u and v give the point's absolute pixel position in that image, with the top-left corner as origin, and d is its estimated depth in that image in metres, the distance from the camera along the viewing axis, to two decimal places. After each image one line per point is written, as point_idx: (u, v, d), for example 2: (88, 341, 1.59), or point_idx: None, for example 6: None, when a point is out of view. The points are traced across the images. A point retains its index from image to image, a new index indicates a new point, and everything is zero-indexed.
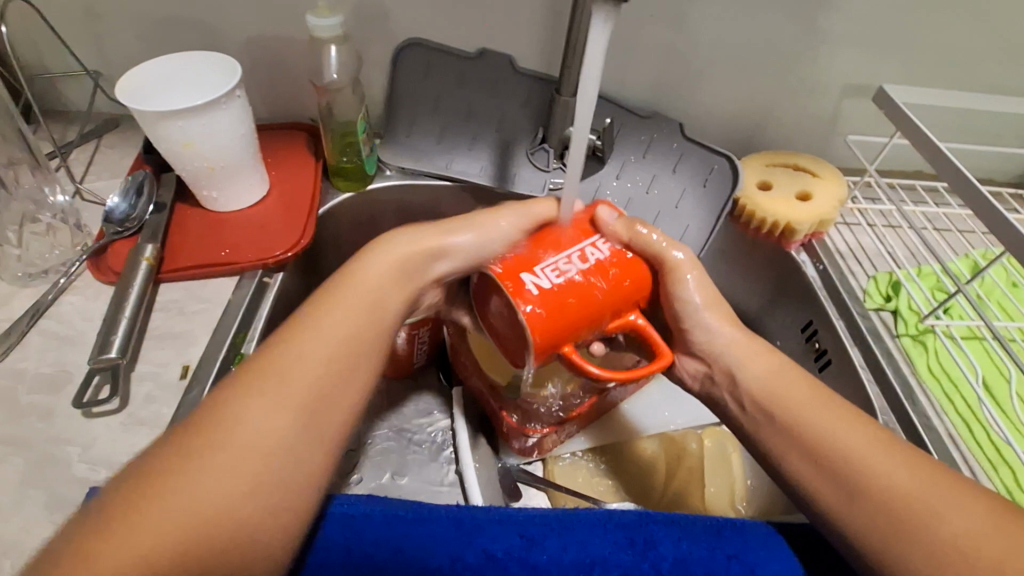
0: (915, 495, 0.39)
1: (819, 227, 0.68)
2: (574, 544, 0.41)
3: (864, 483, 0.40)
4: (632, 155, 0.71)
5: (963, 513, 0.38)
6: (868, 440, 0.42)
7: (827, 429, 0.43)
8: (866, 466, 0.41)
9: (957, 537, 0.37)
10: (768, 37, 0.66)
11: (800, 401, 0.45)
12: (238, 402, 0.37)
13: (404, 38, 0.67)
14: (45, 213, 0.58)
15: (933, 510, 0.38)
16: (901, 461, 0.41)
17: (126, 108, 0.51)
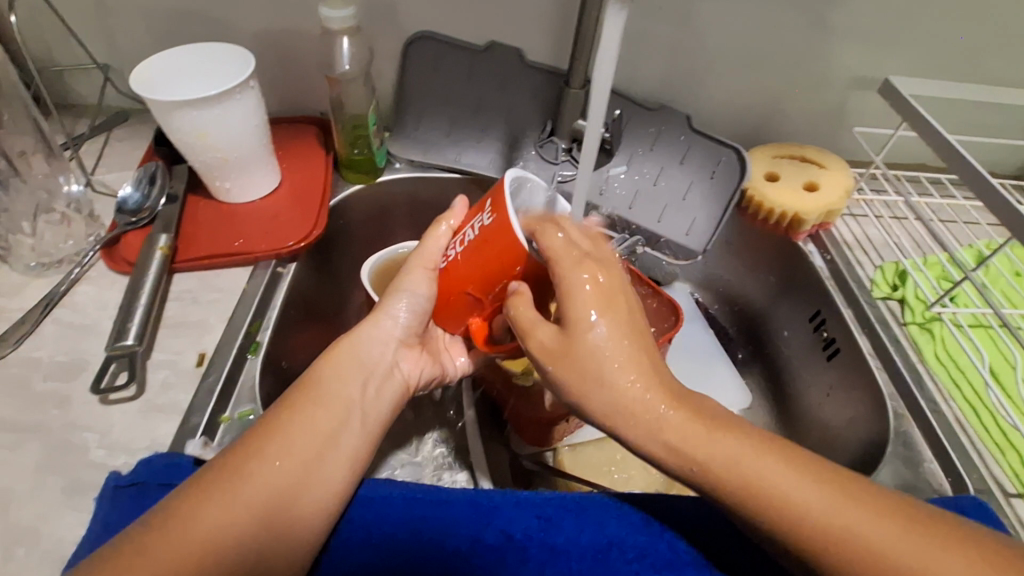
0: (832, 519, 0.33)
1: (826, 217, 0.68)
2: (591, 526, 0.41)
3: (772, 509, 0.34)
4: (640, 148, 0.71)
5: (880, 530, 0.33)
6: (835, 505, 0.34)
7: (724, 456, 0.36)
8: (768, 490, 0.34)
9: (872, 552, 0.32)
10: (776, 30, 0.67)
11: (752, 474, 0.35)
12: (216, 505, 0.34)
13: (414, 32, 0.68)
14: (59, 203, 0.58)
15: (851, 529, 0.33)
16: (816, 478, 0.35)
17: (141, 98, 0.51)
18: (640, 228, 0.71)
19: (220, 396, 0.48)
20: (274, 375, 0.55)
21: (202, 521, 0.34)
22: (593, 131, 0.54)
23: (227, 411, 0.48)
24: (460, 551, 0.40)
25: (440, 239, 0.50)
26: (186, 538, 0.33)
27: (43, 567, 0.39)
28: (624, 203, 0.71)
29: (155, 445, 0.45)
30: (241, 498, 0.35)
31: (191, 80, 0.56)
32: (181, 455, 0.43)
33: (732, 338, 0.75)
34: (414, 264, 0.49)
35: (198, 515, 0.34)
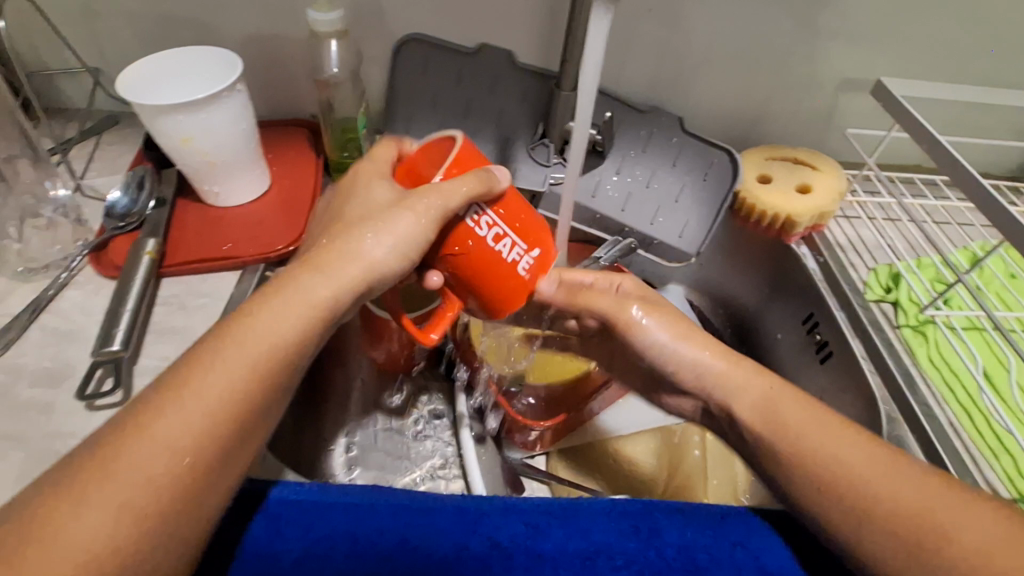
0: (899, 486, 0.38)
1: (820, 220, 0.68)
2: (579, 533, 0.41)
3: (837, 473, 0.39)
4: (631, 150, 0.71)
5: (940, 501, 0.37)
6: (869, 459, 0.40)
7: (796, 426, 0.42)
8: (837, 456, 0.40)
9: (913, 517, 0.37)
10: (766, 32, 0.66)
11: (802, 425, 0.42)
12: (89, 504, 0.30)
13: (403, 34, 0.67)
14: (45, 210, 0.57)
15: (918, 499, 0.38)
16: (883, 452, 0.40)
17: (128, 103, 0.51)
18: (632, 230, 0.71)
19: None
20: None
21: (78, 525, 0.29)
22: (580, 129, 0.56)
23: None
24: (445, 560, 0.39)
25: (471, 184, 0.41)
26: (55, 547, 0.29)
27: None
28: (616, 205, 0.71)
29: None
30: (137, 484, 0.31)
31: (171, 84, 0.55)
32: None
33: (725, 341, 0.76)
34: (420, 206, 0.40)
35: (66, 521, 0.29)
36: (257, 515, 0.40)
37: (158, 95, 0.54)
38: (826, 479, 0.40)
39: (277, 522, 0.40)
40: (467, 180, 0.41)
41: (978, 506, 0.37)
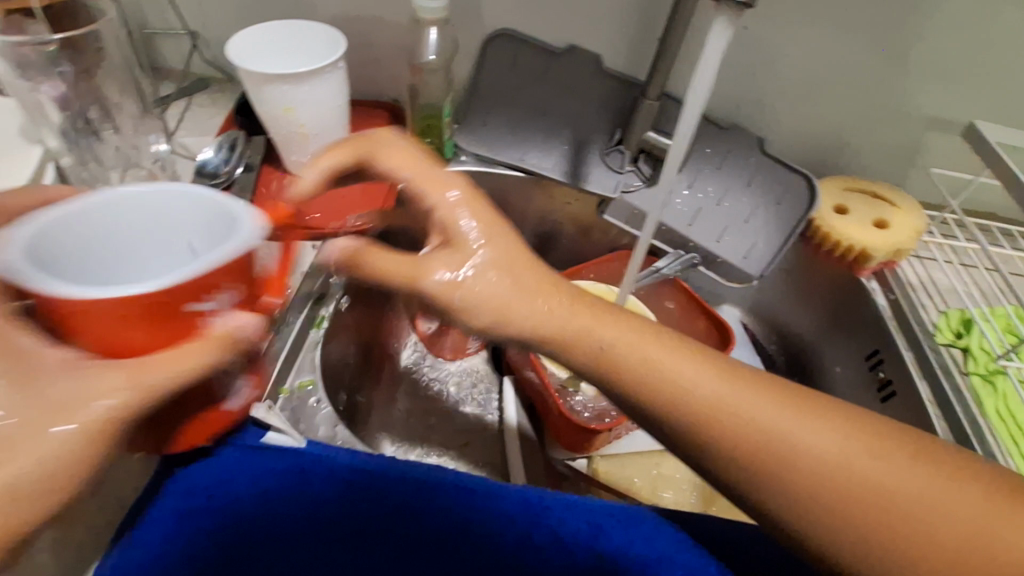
0: (829, 461, 0.35)
1: (894, 256, 0.67)
2: (642, 542, 0.40)
3: (719, 419, 0.36)
4: (707, 165, 0.71)
5: (871, 469, 0.35)
6: (752, 399, 0.36)
7: (698, 382, 0.37)
8: (749, 442, 0.36)
9: (803, 461, 0.35)
10: (861, 62, 0.65)
11: (668, 359, 0.37)
12: None
13: (493, 28, 0.68)
14: (146, 161, 0.59)
15: (845, 468, 0.35)
16: (801, 411, 0.36)
17: (237, 68, 0.53)
18: (697, 246, 0.71)
19: (285, 364, 0.49)
20: (332, 348, 0.55)
21: None
22: (676, 151, 0.55)
23: (288, 382, 0.48)
24: (509, 546, 0.41)
25: (209, 353, 0.33)
26: None
27: None
28: (684, 219, 0.70)
29: None
30: None
31: (280, 52, 0.57)
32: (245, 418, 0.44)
33: (777, 368, 0.76)
34: (90, 407, 0.29)
35: None
36: (327, 476, 0.41)
37: (268, 63, 0.56)
38: (751, 469, 0.36)
39: (351, 485, 0.41)
40: (191, 357, 0.32)
41: (929, 473, 0.35)
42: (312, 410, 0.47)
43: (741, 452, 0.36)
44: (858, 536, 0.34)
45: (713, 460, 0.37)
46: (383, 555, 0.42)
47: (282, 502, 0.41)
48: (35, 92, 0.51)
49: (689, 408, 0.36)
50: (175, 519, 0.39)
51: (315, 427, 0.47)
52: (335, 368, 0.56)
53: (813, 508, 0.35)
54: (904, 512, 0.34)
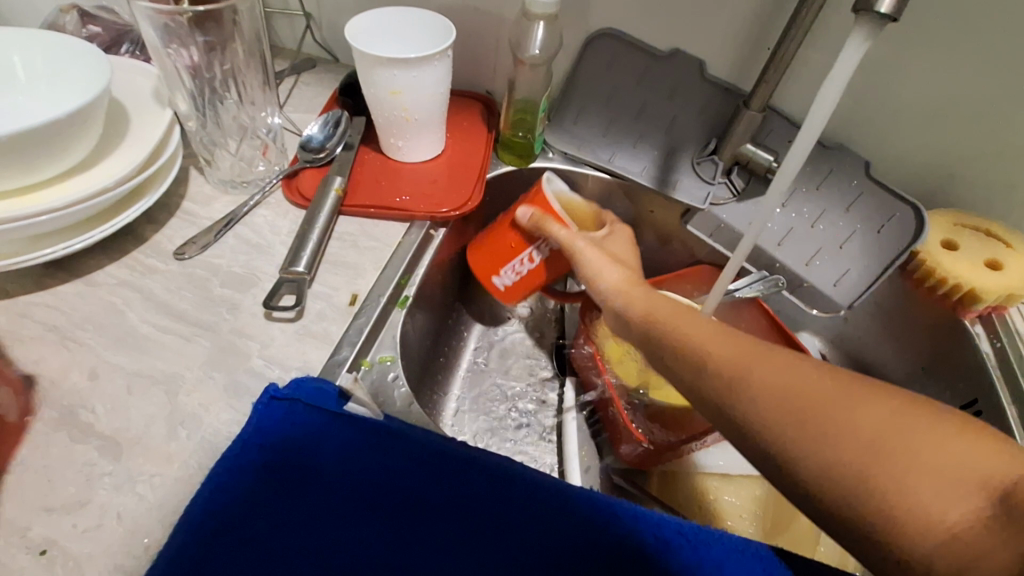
0: (781, 381, 0.38)
1: (1005, 301, 0.62)
2: (711, 565, 0.39)
3: (723, 364, 0.40)
4: (805, 185, 0.68)
5: (820, 384, 0.37)
6: (752, 348, 0.41)
7: (706, 338, 0.42)
8: (713, 354, 0.41)
9: (805, 399, 0.36)
10: (994, 92, 0.60)
11: (673, 318, 0.45)
12: None
13: (597, 27, 0.67)
14: (261, 132, 0.64)
15: (800, 389, 0.37)
16: (760, 343, 0.41)
17: (351, 48, 0.54)
18: (785, 268, 0.68)
19: (367, 338, 0.51)
20: (412, 325, 0.57)
21: None
22: (786, 172, 0.52)
23: (369, 355, 0.50)
24: (567, 547, 0.40)
25: None
26: None
27: (199, 451, 0.43)
28: (774, 238, 0.68)
29: (306, 367, 0.48)
30: None
31: (397, 38, 0.60)
32: (330, 383, 0.46)
33: None
34: None
35: None
36: (405, 448, 0.43)
37: (382, 44, 0.59)
38: (708, 380, 0.40)
39: (428, 462, 0.43)
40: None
41: (883, 397, 0.36)
42: (390, 385, 0.49)
43: (742, 387, 0.39)
44: (807, 443, 0.35)
45: (717, 401, 0.39)
46: (456, 535, 0.40)
47: (359, 471, 0.42)
48: (170, 59, 0.55)
49: (700, 354, 0.42)
50: (255, 470, 0.41)
51: (393, 401, 0.48)
52: (410, 350, 0.58)
53: (759, 415, 0.37)
54: (844, 420, 0.35)
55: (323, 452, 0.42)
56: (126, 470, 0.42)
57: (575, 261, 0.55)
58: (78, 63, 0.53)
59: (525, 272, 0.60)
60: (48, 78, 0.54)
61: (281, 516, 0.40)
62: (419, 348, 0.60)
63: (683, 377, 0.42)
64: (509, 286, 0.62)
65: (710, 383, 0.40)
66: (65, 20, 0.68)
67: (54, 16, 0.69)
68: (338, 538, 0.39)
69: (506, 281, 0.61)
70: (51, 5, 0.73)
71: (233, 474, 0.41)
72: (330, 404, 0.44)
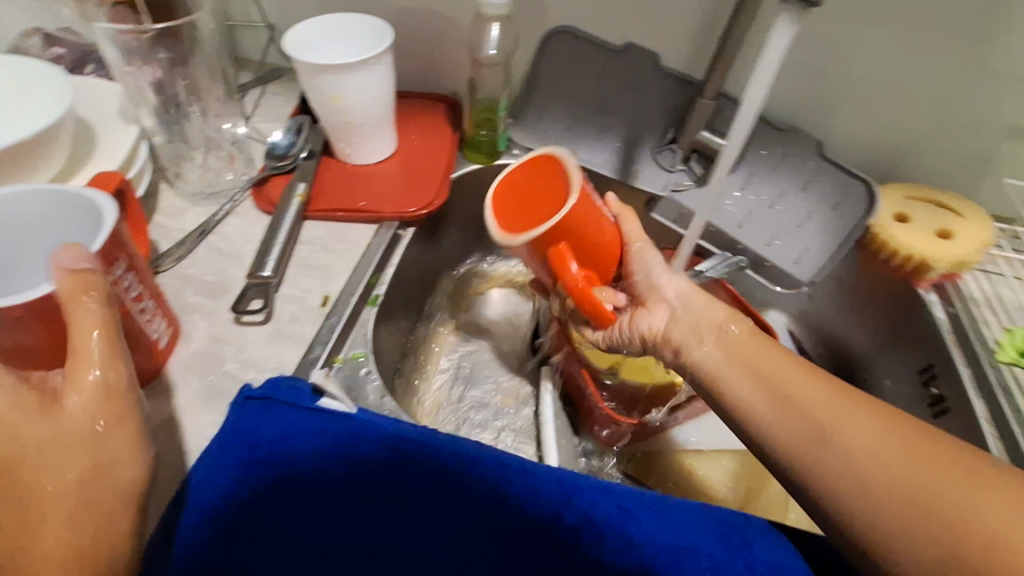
0: (887, 454, 0.41)
1: (956, 268, 0.64)
2: (671, 528, 0.41)
3: (824, 422, 0.43)
4: (762, 168, 0.70)
5: (926, 463, 0.40)
6: (856, 410, 0.43)
7: (803, 394, 0.45)
8: (812, 411, 0.44)
9: (907, 478, 0.39)
10: (932, 68, 0.63)
11: (772, 368, 0.47)
12: None
13: (553, 25, 0.69)
14: (226, 144, 0.66)
15: (908, 467, 0.40)
16: (853, 403, 0.44)
17: (291, 61, 0.56)
18: (746, 249, 0.70)
19: (339, 336, 0.52)
20: (384, 325, 0.58)
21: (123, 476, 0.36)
22: (731, 150, 0.54)
23: (342, 352, 0.52)
24: (539, 520, 0.42)
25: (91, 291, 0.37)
26: None
27: (178, 453, 0.45)
28: (733, 221, 0.70)
29: (280, 368, 0.50)
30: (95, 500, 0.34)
31: (336, 41, 0.61)
32: (303, 381, 0.47)
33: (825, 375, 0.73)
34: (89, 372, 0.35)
35: None
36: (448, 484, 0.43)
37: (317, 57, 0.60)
38: (796, 432, 0.43)
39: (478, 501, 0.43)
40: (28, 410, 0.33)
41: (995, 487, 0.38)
42: (363, 380, 0.50)
43: (839, 449, 0.42)
44: (908, 519, 0.38)
45: (808, 456, 0.43)
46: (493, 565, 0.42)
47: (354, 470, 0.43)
48: (132, 76, 0.58)
49: (802, 409, 0.44)
50: (237, 466, 0.42)
51: (366, 395, 0.50)
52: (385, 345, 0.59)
53: (857, 478, 0.41)
54: (950, 504, 0.38)
55: (365, 492, 0.43)
56: None
57: (642, 257, 0.54)
58: (41, 84, 0.54)
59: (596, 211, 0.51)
60: (11, 99, 0.55)
61: (278, 507, 0.42)
62: (395, 344, 0.62)
63: (769, 435, 0.45)
64: (584, 198, 0.49)
65: (803, 434, 0.43)
66: (30, 43, 0.69)
67: (18, 40, 0.70)
68: (342, 525, 0.42)
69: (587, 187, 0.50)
70: (14, 29, 0.74)
71: (246, 485, 0.42)
72: (303, 401, 0.45)
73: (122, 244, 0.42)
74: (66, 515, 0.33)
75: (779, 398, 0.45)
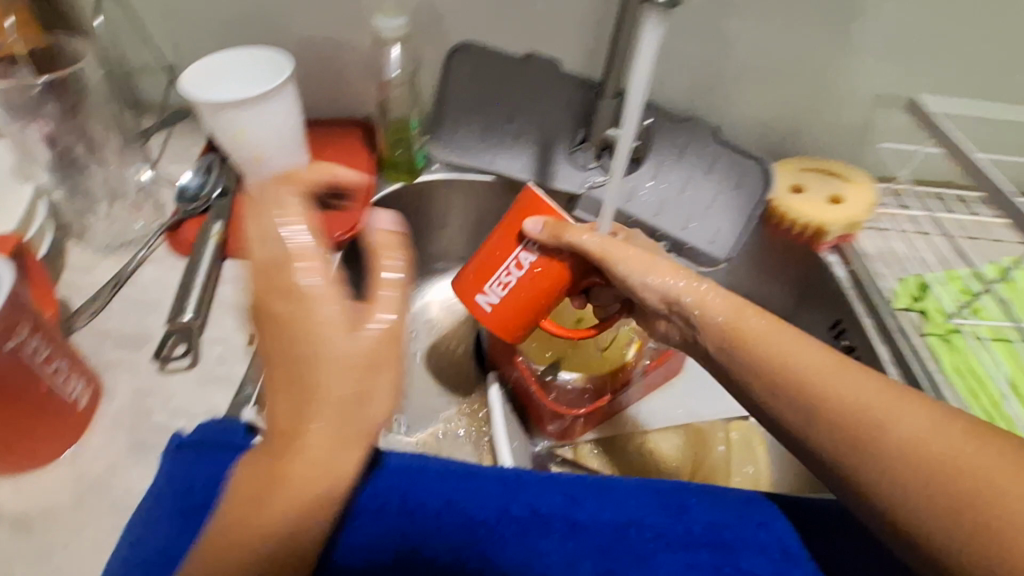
0: (918, 443, 0.38)
1: (850, 229, 0.70)
2: (613, 505, 0.44)
3: (854, 414, 0.41)
4: (669, 156, 0.74)
5: (957, 451, 0.37)
6: (885, 399, 0.41)
7: (833, 386, 0.42)
8: (841, 405, 0.41)
9: (934, 466, 0.37)
10: (802, 50, 0.69)
11: (795, 365, 0.44)
12: None
13: (454, 42, 0.71)
14: (131, 192, 0.64)
15: (942, 457, 0.37)
16: (882, 391, 0.41)
17: (191, 101, 0.56)
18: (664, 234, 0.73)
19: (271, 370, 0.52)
20: None
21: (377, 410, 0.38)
22: (625, 141, 0.61)
23: None
24: (488, 521, 0.43)
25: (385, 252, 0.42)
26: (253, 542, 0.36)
27: (112, 513, 0.44)
28: (649, 210, 0.73)
29: (213, 411, 0.49)
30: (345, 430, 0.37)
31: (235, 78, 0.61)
32: (236, 421, 0.47)
33: None
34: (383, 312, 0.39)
35: None
36: (449, 526, 0.42)
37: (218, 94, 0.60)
38: (843, 440, 0.41)
39: (474, 533, 0.42)
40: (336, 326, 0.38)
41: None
42: None
43: (869, 444, 0.40)
44: (940, 511, 0.36)
45: (838, 452, 0.41)
46: None
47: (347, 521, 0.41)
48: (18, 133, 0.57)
49: (828, 404, 0.42)
50: (173, 518, 0.41)
51: None
52: None
53: (886, 473, 0.39)
54: (981, 492, 0.36)
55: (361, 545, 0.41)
56: (41, 544, 0.43)
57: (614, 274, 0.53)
58: None
59: (512, 292, 0.54)
60: None
61: None
62: None
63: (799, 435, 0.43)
64: (498, 304, 0.54)
65: (831, 432, 0.41)
66: None
67: None
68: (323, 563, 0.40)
69: (490, 299, 0.54)
70: None
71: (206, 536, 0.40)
72: (236, 439, 0.45)
73: (22, 307, 0.41)
74: (334, 424, 0.37)
75: (805, 396, 0.43)
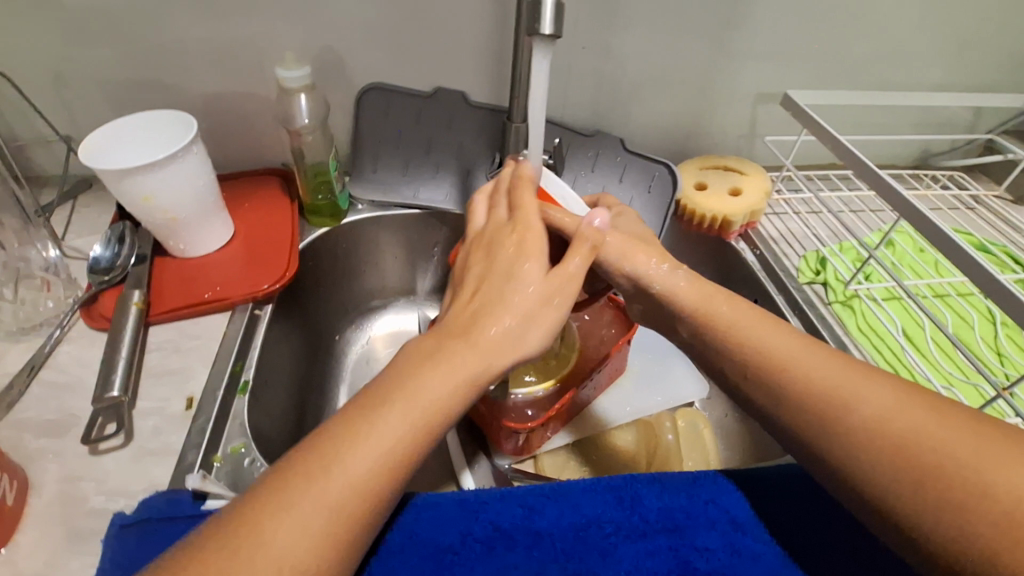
0: (889, 416, 0.38)
1: (751, 217, 0.76)
2: (571, 508, 0.46)
3: (823, 391, 0.41)
4: (582, 170, 0.79)
5: (919, 419, 0.37)
6: (855, 375, 0.41)
7: (806, 366, 0.43)
8: (816, 383, 0.41)
9: (892, 431, 0.37)
10: (685, 60, 0.75)
11: (770, 353, 0.45)
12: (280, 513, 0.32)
13: (361, 86, 0.72)
14: (38, 271, 0.61)
15: (913, 427, 0.37)
16: (856, 369, 0.42)
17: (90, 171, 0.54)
18: None
19: (212, 433, 0.51)
20: (262, 408, 0.57)
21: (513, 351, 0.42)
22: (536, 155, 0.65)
23: (220, 450, 0.50)
24: (454, 546, 0.43)
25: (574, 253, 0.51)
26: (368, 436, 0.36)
27: None
28: None
29: (154, 485, 0.47)
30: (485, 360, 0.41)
31: (139, 146, 0.60)
32: (181, 491, 0.45)
33: None
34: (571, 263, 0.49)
35: None
36: (414, 561, 0.42)
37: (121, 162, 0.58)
38: (814, 419, 0.40)
39: (443, 562, 0.42)
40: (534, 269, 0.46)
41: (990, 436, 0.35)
42: (248, 470, 0.49)
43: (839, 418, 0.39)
44: (907, 477, 0.35)
45: (810, 430, 0.40)
46: None
47: None
48: None
49: (804, 385, 0.42)
50: None
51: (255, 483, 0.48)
52: (269, 427, 0.58)
53: (856, 445, 0.38)
54: (944, 453, 0.35)
55: None
56: None
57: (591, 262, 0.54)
58: None
59: None
60: None
61: None
62: (282, 421, 0.61)
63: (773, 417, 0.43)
64: None
65: (799, 408, 0.41)
66: None
67: None
68: None
69: None
70: None
71: None
72: (184, 511, 0.44)
73: None
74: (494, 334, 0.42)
75: (777, 379, 0.43)
